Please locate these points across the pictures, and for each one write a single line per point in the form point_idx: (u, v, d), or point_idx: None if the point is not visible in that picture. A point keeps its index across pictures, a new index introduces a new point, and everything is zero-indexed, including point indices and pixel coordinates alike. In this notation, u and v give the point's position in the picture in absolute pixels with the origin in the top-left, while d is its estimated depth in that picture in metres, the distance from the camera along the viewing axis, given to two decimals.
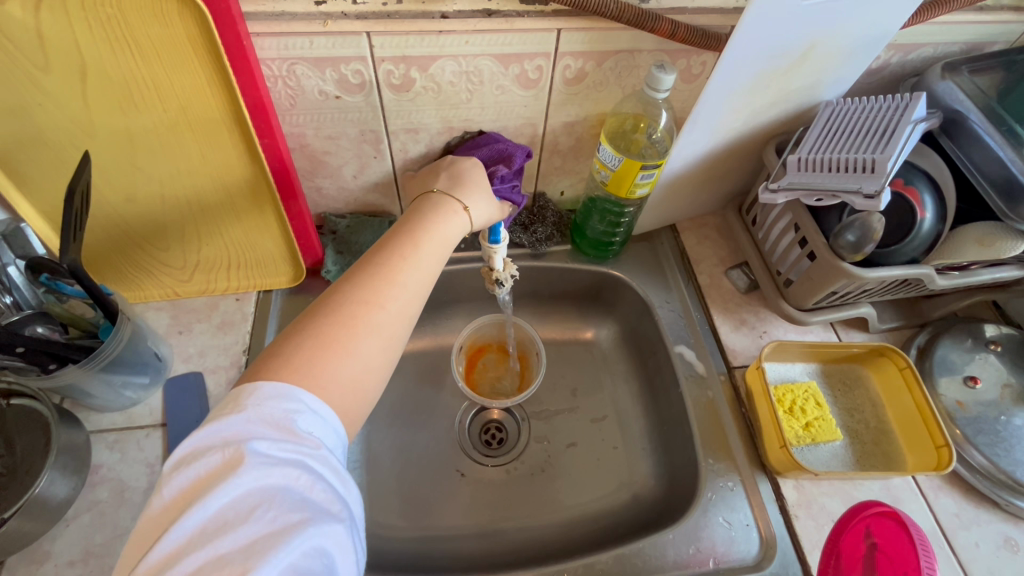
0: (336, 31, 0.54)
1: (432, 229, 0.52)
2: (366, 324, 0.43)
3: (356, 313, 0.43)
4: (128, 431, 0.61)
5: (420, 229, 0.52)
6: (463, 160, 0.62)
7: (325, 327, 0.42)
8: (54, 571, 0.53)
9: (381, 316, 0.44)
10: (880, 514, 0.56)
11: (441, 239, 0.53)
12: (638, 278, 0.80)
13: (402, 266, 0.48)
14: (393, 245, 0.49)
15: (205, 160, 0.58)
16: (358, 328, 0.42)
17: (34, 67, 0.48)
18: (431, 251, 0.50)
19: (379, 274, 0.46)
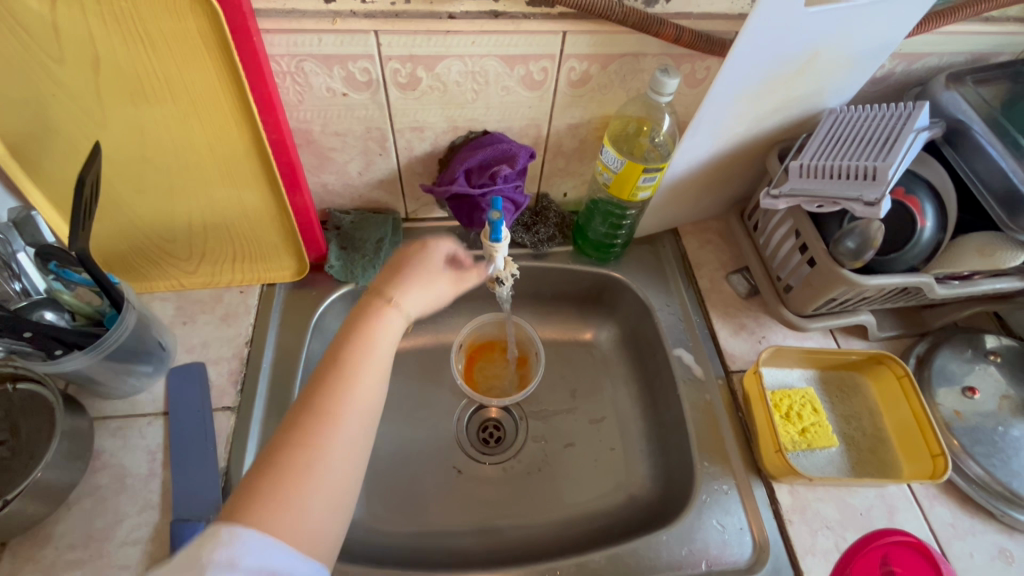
0: (345, 29, 0.54)
1: (372, 342, 0.50)
2: (306, 469, 0.42)
3: (294, 461, 0.42)
4: (130, 418, 0.62)
5: (361, 339, 0.50)
6: (413, 242, 0.61)
7: (272, 483, 0.41)
8: (55, 554, 0.54)
9: (328, 455, 0.43)
10: (903, 543, 0.53)
11: (384, 347, 0.51)
12: (639, 280, 0.80)
13: (344, 391, 0.46)
14: (332, 369, 0.47)
15: (213, 154, 0.59)
16: (299, 475, 0.41)
17: (50, 58, 0.49)
18: (375, 362, 0.49)
19: (319, 407, 0.45)
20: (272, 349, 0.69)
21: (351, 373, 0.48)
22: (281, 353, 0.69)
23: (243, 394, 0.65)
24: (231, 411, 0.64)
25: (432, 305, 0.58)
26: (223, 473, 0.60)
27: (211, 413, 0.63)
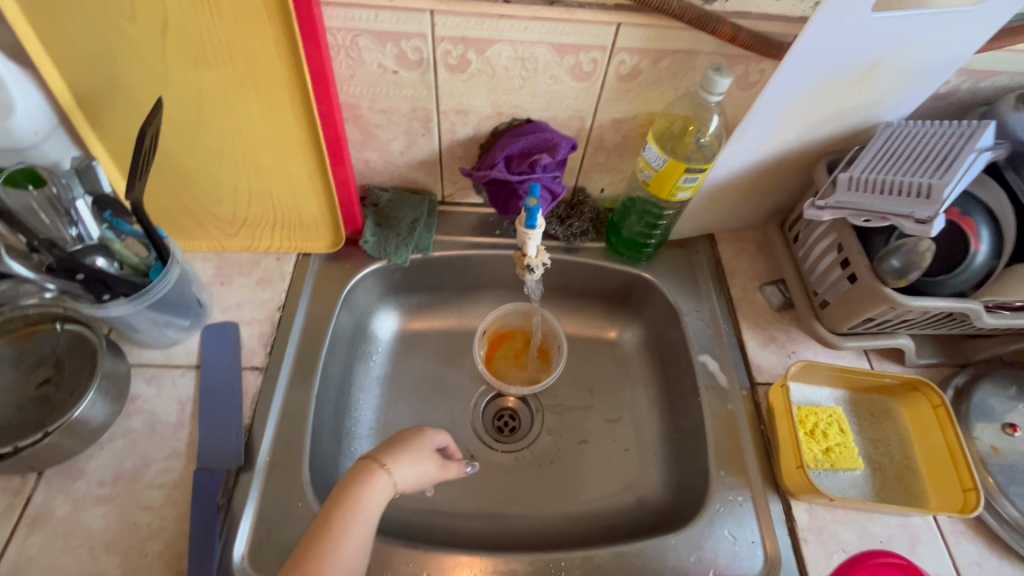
0: (401, 7, 0.55)
1: (357, 508, 0.50)
2: None
3: None
4: (165, 368, 0.65)
5: (348, 504, 0.50)
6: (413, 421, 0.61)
7: None
8: (86, 488, 0.56)
9: None
10: (892, 565, 0.57)
11: (368, 517, 0.51)
12: (669, 283, 0.79)
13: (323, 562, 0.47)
14: (322, 530, 0.48)
15: (264, 121, 0.61)
16: None
17: (122, 16, 0.52)
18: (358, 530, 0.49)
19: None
20: (303, 316, 0.71)
21: (337, 534, 0.48)
22: (311, 320, 0.71)
23: (272, 356, 0.67)
24: (259, 371, 0.66)
25: (421, 481, 0.57)
26: (247, 430, 0.62)
27: (241, 371, 0.65)
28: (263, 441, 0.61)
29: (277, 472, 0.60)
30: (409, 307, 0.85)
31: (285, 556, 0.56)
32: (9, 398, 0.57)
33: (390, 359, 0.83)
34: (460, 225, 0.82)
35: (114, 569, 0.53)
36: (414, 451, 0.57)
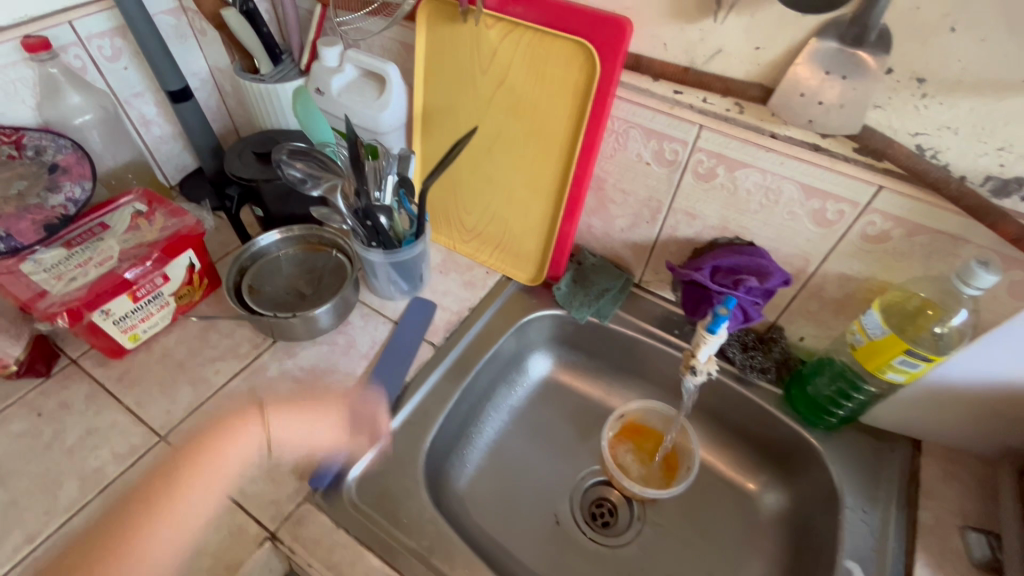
0: (677, 115, 0.65)
1: (220, 459, 0.64)
2: (201, 468, 0.63)
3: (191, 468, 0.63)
4: (376, 312, 0.81)
5: (214, 447, 0.65)
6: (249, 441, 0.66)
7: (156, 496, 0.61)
8: (292, 367, 0.74)
9: (190, 497, 0.61)
10: None
11: (229, 458, 0.65)
12: (841, 466, 0.70)
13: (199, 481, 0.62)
14: (188, 463, 0.64)
15: (532, 167, 0.75)
16: (195, 472, 0.63)
17: (479, 70, 0.71)
18: (218, 466, 0.64)
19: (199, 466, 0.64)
20: (484, 323, 0.82)
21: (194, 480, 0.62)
22: (487, 329, 0.82)
23: (447, 341, 0.79)
24: (433, 346, 0.78)
25: (238, 461, 0.64)
26: (403, 387, 0.73)
27: (421, 341, 0.78)
28: (409, 400, 0.72)
29: (408, 428, 0.70)
30: (566, 362, 0.91)
31: (380, 498, 0.64)
32: (284, 284, 0.79)
33: (529, 396, 0.90)
34: (644, 311, 0.86)
35: (276, 430, 0.67)
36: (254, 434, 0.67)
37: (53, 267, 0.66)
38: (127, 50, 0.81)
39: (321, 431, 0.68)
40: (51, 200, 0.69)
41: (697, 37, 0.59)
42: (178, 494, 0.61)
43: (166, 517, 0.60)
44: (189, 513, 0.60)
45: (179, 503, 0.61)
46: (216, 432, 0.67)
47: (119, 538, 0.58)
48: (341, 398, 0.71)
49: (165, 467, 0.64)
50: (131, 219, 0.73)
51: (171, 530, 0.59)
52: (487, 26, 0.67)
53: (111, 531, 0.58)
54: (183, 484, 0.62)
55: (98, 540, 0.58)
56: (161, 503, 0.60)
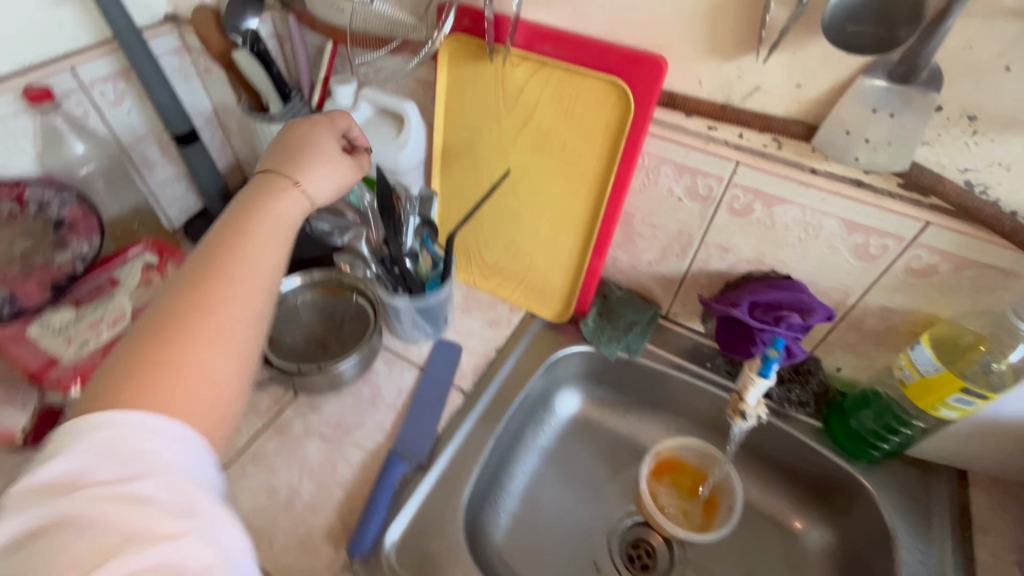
0: (712, 152, 0.63)
1: (255, 235, 0.44)
2: (223, 272, 0.41)
3: (192, 309, 0.39)
4: (401, 358, 0.78)
5: (227, 250, 0.42)
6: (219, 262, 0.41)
7: (161, 335, 0.37)
8: (318, 422, 0.71)
9: (224, 307, 0.40)
10: None
11: (259, 256, 0.43)
12: (890, 501, 0.69)
13: (242, 250, 0.43)
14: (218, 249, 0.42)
15: (559, 204, 0.74)
16: (215, 292, 0.40)
17: (504, 108, 0.70)
18: (273, 232, 0.45)
19: (218, 261, 0.41)
20: (512, 365, 0.80)
21: (240, 250, 0.42)
22: (516, 370, 0.80)
23: (477, 386, 0.76)
24: (462, 393, 0.75)
25: (282, 210, 0.47)
26: (436, 438, 0.70)
27: (450, 387, 0.75)
28: (444, 453, 0.69)
29: (445, 483, 0.67)
30: (594, 397, 0.89)
31: (423, 563, 0.61)
32: (304, 333, 0.76)
33: (558, 435, 0.87)
34: (673, 343, 0.84)
35: (307, 493, 0.64)
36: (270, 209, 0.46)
37: (61, 330, 0.63)
38: (131, 93, 0.78)
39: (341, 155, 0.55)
40: (58, 258, 0.65)
41: (735, 74, 0.58)
42: (246, 238, 0.43)
43: (234, 262, 0.42)
44: (256, 255, 0.43)
45: (242, 254, 0.42)
46: (258, 191, 0.47)
47: (197, 288, 0.40)
48: (323, 126, 0.57)
49: (217, 234, 0.43)
50: (141, 272, 0.69)
51: (245, 279, 0.41)
52: (513, 65, 0.66)
53: (189, 279, 0.40)
54: (227, 251, 0.42)
55: (170, 310, 0.39)
56: (228, 248, 0.42)
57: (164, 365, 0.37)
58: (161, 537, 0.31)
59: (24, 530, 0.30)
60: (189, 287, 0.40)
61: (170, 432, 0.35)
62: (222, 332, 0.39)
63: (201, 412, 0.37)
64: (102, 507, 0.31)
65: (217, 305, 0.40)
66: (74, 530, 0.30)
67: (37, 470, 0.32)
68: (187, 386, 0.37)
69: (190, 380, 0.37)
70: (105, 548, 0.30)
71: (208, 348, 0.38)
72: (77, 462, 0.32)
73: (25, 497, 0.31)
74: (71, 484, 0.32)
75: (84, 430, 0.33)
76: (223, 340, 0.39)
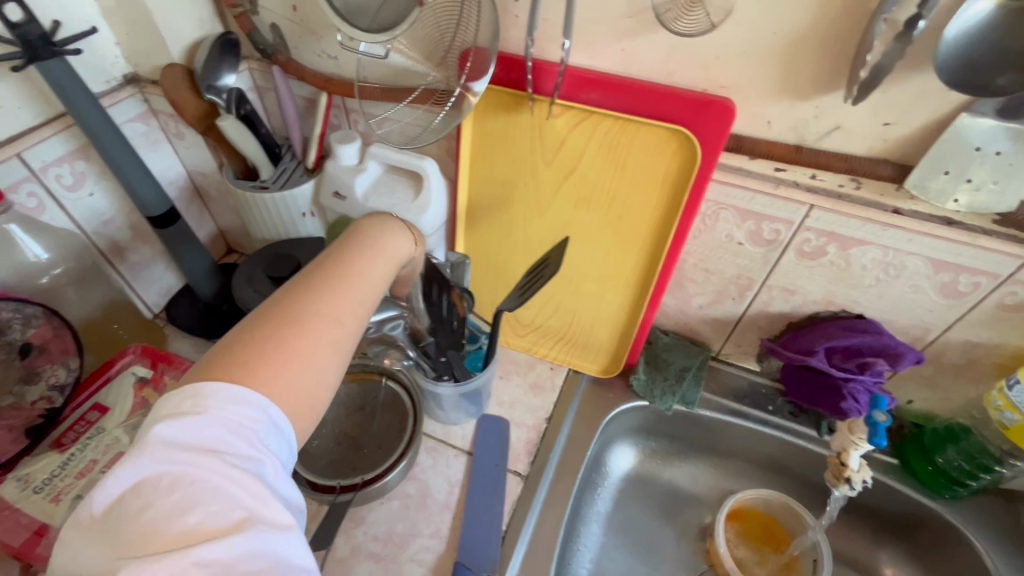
0: (784, 195, 0.57)
1: (365, 272, 0.42)
2: (345, 289, 0.40)
3: (315, 311, 0.37)
4: (443, 444, 0.70)
5: (345, 272, 0.41)
6: (342, 282, 0.40)
7: (285, 327, 0.35)
8: (364, 538, 0.61)
9: (341, 310, 0.38)
10: None
11: (372, 292, 0.42)
12: (986, 541, 0.64)
13: (358, 275, 0.42)
14: (342, 267, 0.41)
15: (606, 258, 0.67)
16: (337, 297, 0.39)
17: (542, 161, 0.62)
18: (385, 271, 0.45)
19: (339, 278, 0.40)
20: (566, 435, 0.72)
21: (357, 276, 0.41)
22: (571, 441, 0.72)
23: (534, 466, 0.68)
24: (520, 478, 0.67)
25: (387, 257, 0.46)
26: (502, 538, 0.62)
27: (505, 473, 0.67)
28: (514, 554, 0.61)
29: None
30: (646, 450, 0.83)
31: None
32: (330, 431, 0.67)
33: (615, 499, 0.80)
34: (727, 387, 0.78)
35: None
36: (377, 255, 0.45)
37: (46, 484, 0.52)
38: (91, 172, 0.66)
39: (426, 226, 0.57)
40: (29, 394, 0.54)
41: (811, 114, 0.52)
42: (371, 259, 0.44)
43: (356, 280, 0.41)
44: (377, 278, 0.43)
45: (357, 270, 0.42)
46: (376, 223, 0.48)
47: (327, 288, 0.39)
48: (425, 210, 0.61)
49: (341, 249, 0.44)
50: (135, 393, 0.59)
51: (360, 291, 0.41)
52: (554, 115, 0.59)
53: (316, 276, 0.40)
54: (357, 267, 0.42)
55: (300, 302, 0.37)
56: (355, 262, 0.42)
57: (283, 347, 0.34)
58: (275, 526, 0.30)
59: (153, 478, 0.29)
60: (314, 282, 0.39)
61: (277, 421, 0.32)
62: (335, 335, 0.37)
63: (300, 413, 0.34)
64: (229, 479, 0.29)
65: (329, 306, 0.38)
66: (202, 491, 0.29)
67: (170, 420, 0.30)
68: (300, 378, 0.34)
69: (297, 372, 0.34)
70: (225, 524, 0.28)
71: (319, 344, 0.36)
72: (208, 424, 0.30)
73: (156, 446, 0.30)
74: (203, 445, 0.30)
75: (211, 394, 0.31)
76: (335, 343, 0.37)
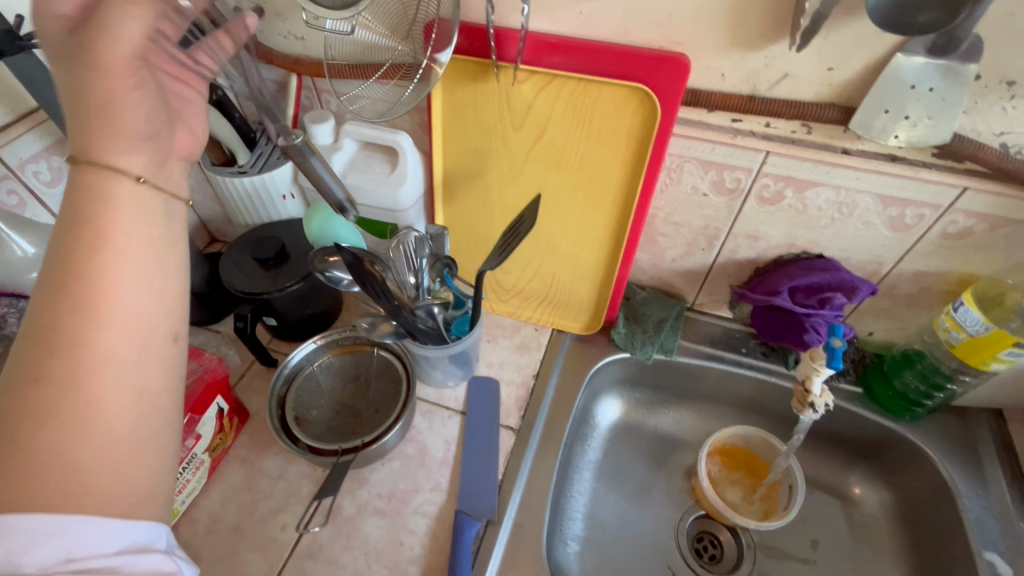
0: (741, 144, 0.60)
1: (108, 291, 0.35)
2: (83, 337, 0.34)
3: (57, 379, 0.33)
4: (437, 406, 0.73)
5: (80, 310, 0.34)
6: (71, 317, 0.34)
7: (28, 419, 0.32)
8: (368, 496, 0.65)
9: (89, 363, 0.34)
10: None
11: (133, 310, 0.36)
12: (942, 452, 0.71)
13: (99, 307, 0.35)
14: (69, 306, 0.34)
15: (580, 217, 0.70)
16: (74, 350, 0.34)
17: (512, 126, 0.65)
18: (131, 261, 0.36)
19: (73, 325, 0.34)
20: (554, 389, 0.76)
21: (98, 311, 0.35)
22: (559, 394, 0.76)
23: (524, 420, 0.72)
24: (512, 431, 0.71)
25: (104, 234, 0.36)
26: (499, 485, 0.66)
27: (498, 428, 0.71)
28: (511, 499, 0.65)
29: (519, 532, 0.64)
30: (632, 400, 0.87)
31: None
32: (330, 402, 0.70)
33: (604, 448, 0.84)
34: (704, 334, 0.83)
35: None
36: (94, 243, 0.35)
37: None
38: (68, 167, 0.67)
39: (144, 93, 0.38)
40: None
41: (760, 65, 0.55)
42: (103, 291, 0.35)
43: (98, 317, 0.35)
44: (127, 312, 0.36)
45: (101, 307, 0.35)
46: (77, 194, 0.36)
47: (58, 343, 0.33)
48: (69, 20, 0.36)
49: (63, 278, 0.34)
50: None
51: (112, 332, 0.35)
52: (519, 81, 0.61)
53: (37, 350, 0.33)
54: (92, 292, 0.35)
55: (40, 375, 0.33)
56: (80, 307, 0.34)
57: (40, 438, 0.32)
58: None
59: None
60: (41, 351, 0.33)
61: (80, 516, 0.32)
62: (102, 395, 0.34)
63: (110, 480, 0.34)
64: None
65: (73, 370, 0.34)
66: None
67: None
68: (81, 457, 0.33)
69: (78, 457, 0.33)
70: None
71: (83, 419, 0.33)
72: None
73: None
74: None
75: None
76: (102, 413, 0.34)
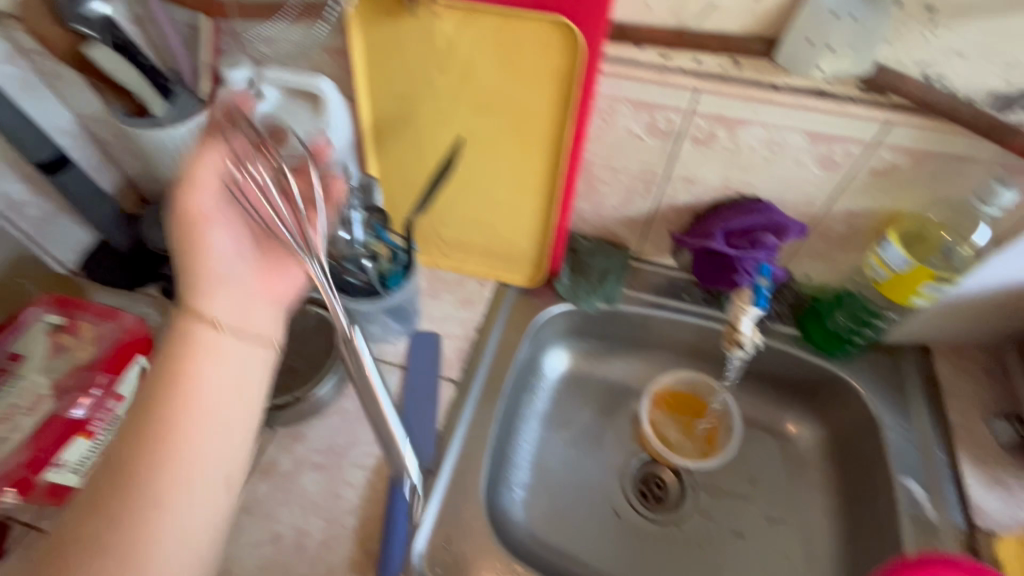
0: (670, 82, 0.58)
1: (181, 432, 0.43)
2: (156, 468, 0.42)
3: (126, 509, 0.40)
4: (378, 362, 0.73)
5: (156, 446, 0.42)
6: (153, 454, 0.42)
7: (97, 542, 0.39)
8: (306, 452, 0.65)
9: (160, 501, 0.41)
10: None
11: (200, 456, 0.43)
12: (870, 387, 0.73)
13: (172, 447, 0.42)
14: (147, 442, 0.42)
15: (515, 164, 0.68)
16: (143, 482, 0.41)
17: (437, 67, 0.62)
18: (199, 408, 0.44)
19: (149, 461, 0.42)
20: (497, 340, 0.76)
21: (171, 449, 0.42)
22: (502, 346, 0.76)
23: (465, 373, 0.72)
24: (453, 383, 0.71)
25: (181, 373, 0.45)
26: (438, 436, 0.67)
27: (438, 380, 0.71)
28: (450, 449, 0.66)
29: (459, 480, 0.64)
30: (580, 351, 0.87)
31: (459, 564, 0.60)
32: None
33: (552, 398, 0.85)
34: (649, 283, 0.83)
35: (318, 531, 0.60)
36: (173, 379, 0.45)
37: None
38: None
39: (223, 234, 0.53)
40: None
41: None
42: (177, 440, 0.43)
43: (170, 456, 0.42)
44: (197, 461, 0.43)
45: (172, 448, 0.42)
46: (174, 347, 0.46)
47: (133, 473, 0.41)
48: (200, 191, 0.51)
49: (148, 419, 0.43)
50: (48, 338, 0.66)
51: (181, 472, 0.42)
52: (439, 16, 0.57)
53: (111, 480, 0.41)
54: (166, 435, 0.43)
55: (113, 503, 0.40)
56: (159, 447, 0.42)
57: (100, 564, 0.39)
58: None
59: None
60: (117, 483, 0.41)
61: None
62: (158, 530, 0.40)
63: None
64: None
65: (137, 503, 0.40)
66: None
67: None
68: None
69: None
70: None
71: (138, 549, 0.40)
72: None
73: None
74: None
75: None
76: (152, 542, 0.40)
